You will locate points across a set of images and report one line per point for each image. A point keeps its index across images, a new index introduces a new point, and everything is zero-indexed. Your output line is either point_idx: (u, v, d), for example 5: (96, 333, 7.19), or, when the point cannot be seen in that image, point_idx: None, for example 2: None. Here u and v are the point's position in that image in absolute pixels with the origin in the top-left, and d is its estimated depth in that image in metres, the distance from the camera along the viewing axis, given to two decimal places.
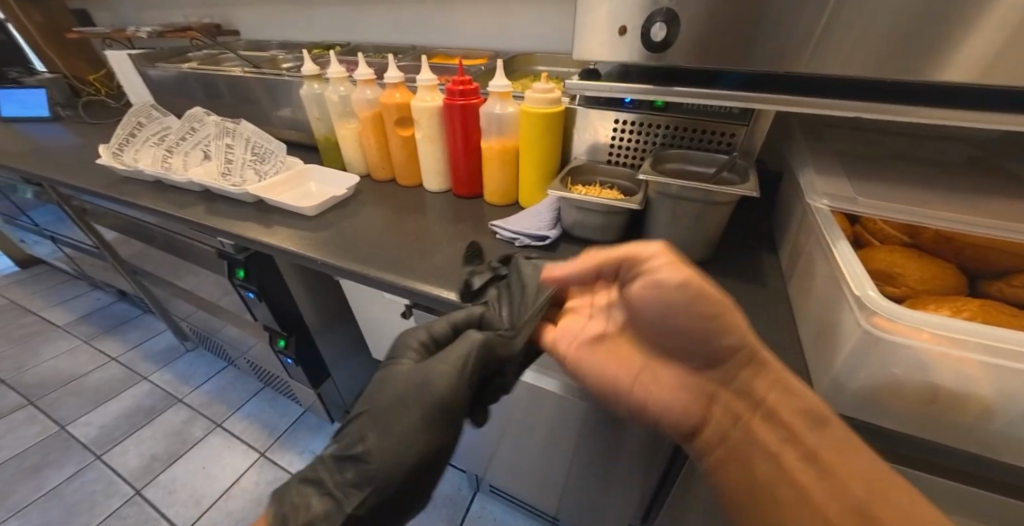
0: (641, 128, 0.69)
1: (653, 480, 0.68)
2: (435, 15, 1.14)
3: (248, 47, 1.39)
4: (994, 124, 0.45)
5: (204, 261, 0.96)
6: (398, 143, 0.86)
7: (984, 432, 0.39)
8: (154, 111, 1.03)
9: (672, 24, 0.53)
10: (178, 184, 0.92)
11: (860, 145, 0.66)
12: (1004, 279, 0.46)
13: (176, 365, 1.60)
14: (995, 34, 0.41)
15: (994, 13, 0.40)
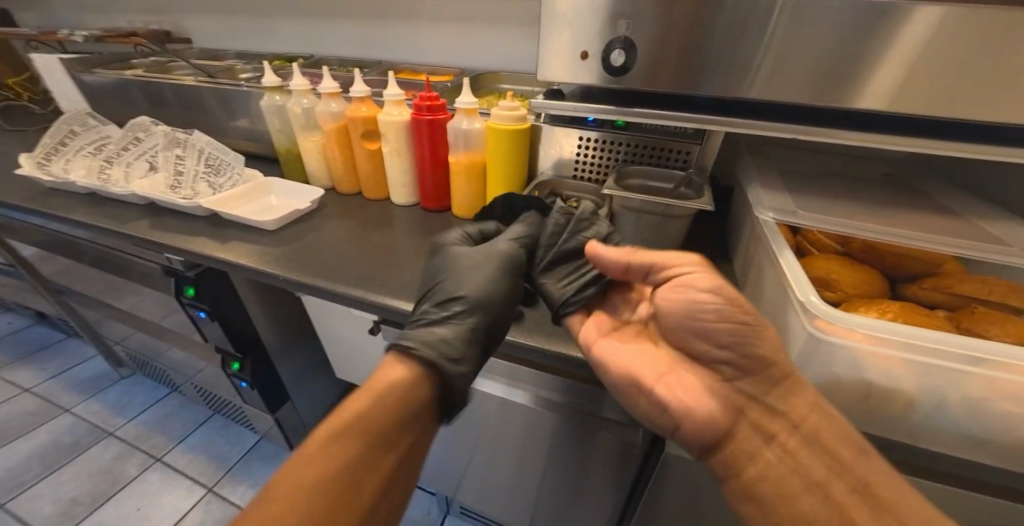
0: (604, 145, 0.73)
1: (624, 487, 0.69)
2: (400, 31, 1.15)
3: (200, 56, 1.34)
4: (906, 147, 0.52)
5: (146, 279, 0.89)
6: (363, 157, 0.85)
7: (912, 423, 0.43)
8: (91, 119, 0.96)
9: (630, 50, 0.57)
10: (118, 197, 0.85)
11: (799, 164, 0.73)
12: (918, 281, 0.53)
13: (106, 395, 1.45)
14: (900, 70, 0.48)
15: (898, 53, 0.47)
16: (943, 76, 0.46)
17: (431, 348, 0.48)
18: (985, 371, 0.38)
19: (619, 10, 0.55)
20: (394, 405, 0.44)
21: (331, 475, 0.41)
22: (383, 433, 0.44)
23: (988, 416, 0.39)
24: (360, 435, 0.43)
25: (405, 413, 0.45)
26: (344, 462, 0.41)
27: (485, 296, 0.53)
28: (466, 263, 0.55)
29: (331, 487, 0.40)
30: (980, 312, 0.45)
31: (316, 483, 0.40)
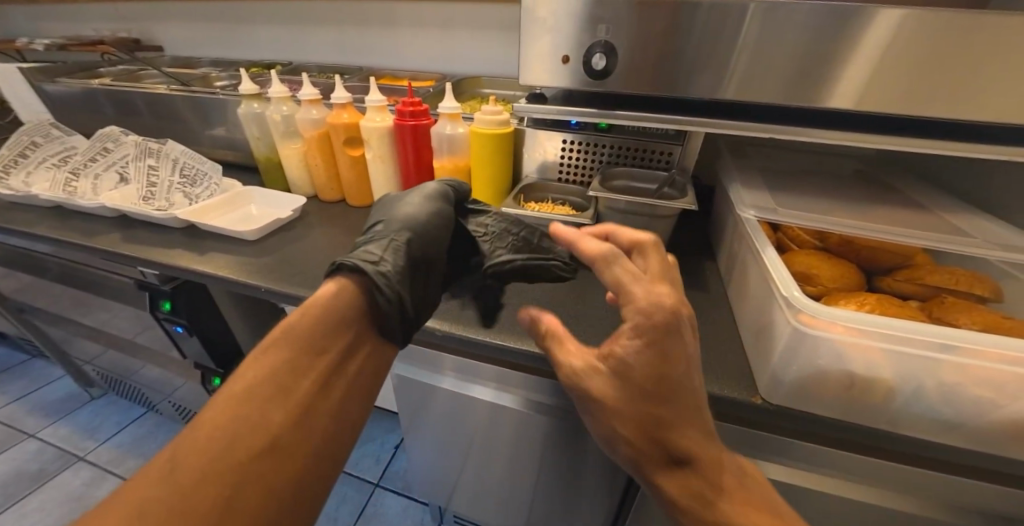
0: (587, 148, 0.74)
1: (618, 486, 0.69)
2: (380, 38, 1.14)
3: (172, 64, 1.30)
4: (875, 144, 0.54)
5: (117, 294, 0.86)
6: (346, 163, 0.84)
7: (893, 411, 0.44)
8: (55, 129, 0.92)
9: (610, 55, 0.58)
10: (86, 210, 0.82)
11: (776, 163, 0.75)
12: (891, 273, 0.55)
13: (75, 417, 1.38)
14: (866, 72, 0.50)
15: (863, 55, 0.49)
16: (907, 75, 0.49)
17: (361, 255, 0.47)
18: (958, 358, 0.40)
19: (599, 15, 0.56)
20: (323, 317, 0.43)
21: (260, 383, 0.39)
22: (314, 338, 0.42)
23: (961, 399, 0.41)
24: (287, 345, 0.41)
25: (335, 320, 0.43)
26: (274, 367, 0.40)
27: (413, 230, 0.53)
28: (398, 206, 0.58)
29: (259, 391, 0.39)
30: (948, 302, 0.47)
31: (244, 391, 0.38)
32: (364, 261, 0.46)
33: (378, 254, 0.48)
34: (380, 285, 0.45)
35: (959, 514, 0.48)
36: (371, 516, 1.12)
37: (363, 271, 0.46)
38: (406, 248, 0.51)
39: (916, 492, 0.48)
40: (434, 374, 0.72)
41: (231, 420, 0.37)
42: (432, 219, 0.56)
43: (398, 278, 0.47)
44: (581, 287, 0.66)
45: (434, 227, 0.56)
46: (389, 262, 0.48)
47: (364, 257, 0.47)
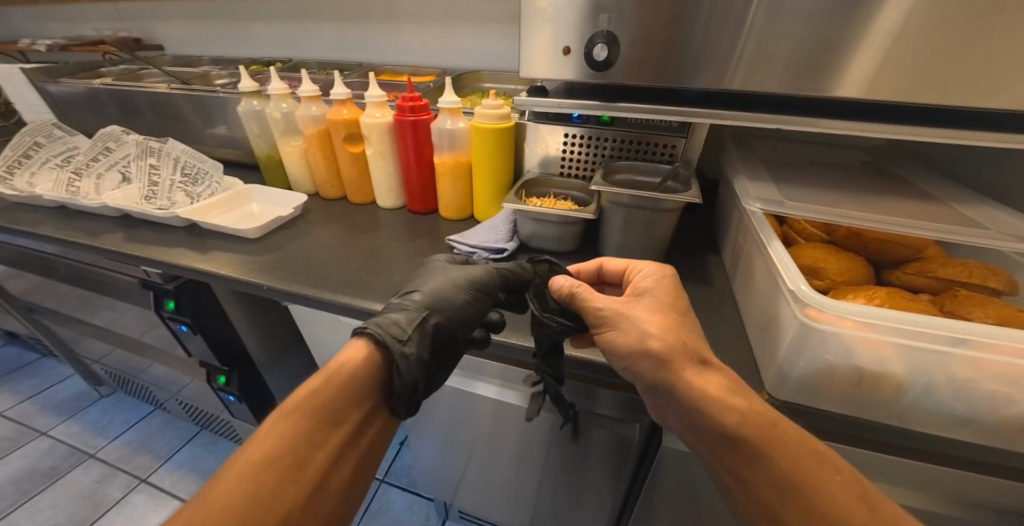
0: (589, 141, 0.73)
1: (623, 484, 0.69)
2: (379, 33, 1.13)
3: (172, 63, 1.30)
4: (884, 133, 0.53)
5: (123, 293, 0.86)
6: (347, 160, 0.83)
7: (903, 407, 0.43)
8: (57, 130, 0.92)
9: (612, 45, 0.57)
10: (89, 209, 0.82)
11: (783, 154, 0.74)
12: (901, 266, 0.53)
13: (85, 415, 1.40)
14: (873, 60, 0.49)
15: (870, 43, 0.48)
16: (917, 61, 0.47)
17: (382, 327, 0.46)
18: (971, 352, 0.39)
19: (600, 4, 0.55)
20: (349, 388, 0.43)
21: (284, 444, 0.39)
22: (337, 406, 0.42)
23: (974, 394, 0.40)
24: (311, 414, 0.41)
25: (356, 391, 0.44)
26: (295, 439, 0.40)
27: (442, 302, 0.50)
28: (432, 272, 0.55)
29: (283, 451, 0.39)
30: (960, 295, 0.46)
31: (251, 486, 0.37)
32: (388, 336, 0.45)
33: (404, 328, 0.46)
34: (399, 367, 0.44)
35: (970, 510, 0.47)
36: (377, 511, 1.13)
37: (387, 346, 0.45)
38: (428, 323, 0.48)
39: (927, 488, 0.47)
40: None
41: (250, 506, 0.36)
42: (458, 286, 0.52)
43: (417, 360, 0.46)
44: None
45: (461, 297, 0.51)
46: (414, 345, 0.46)
47: (392, 329, 0.46)
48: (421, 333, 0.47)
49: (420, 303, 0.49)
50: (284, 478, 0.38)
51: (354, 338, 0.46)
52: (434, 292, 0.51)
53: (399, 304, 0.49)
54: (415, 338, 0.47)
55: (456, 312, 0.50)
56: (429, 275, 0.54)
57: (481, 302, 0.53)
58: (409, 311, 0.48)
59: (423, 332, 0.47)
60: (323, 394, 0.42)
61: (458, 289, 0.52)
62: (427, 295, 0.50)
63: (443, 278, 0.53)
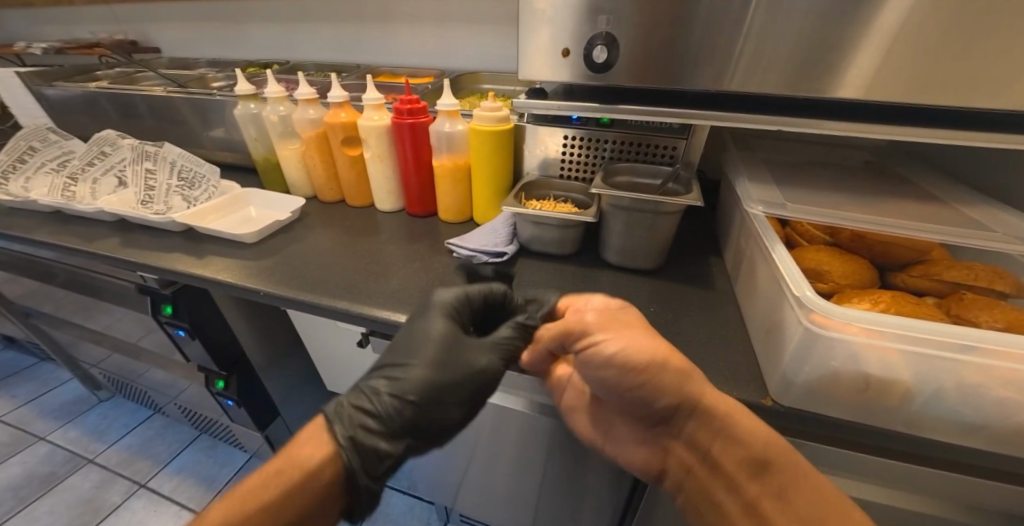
0: (589, 143, 0.72)
1: (624, 488, 0.68)
2: (377, 34, 1.12)
3: (169, 65, 1.29)
4: (885, 135, 0.52)
5: (120, 299, 0.85)
6: (345, 163, 0.83)
7: (910, 413, 0.42)
8: (52, 134, 0.91)
9: (612, 47, 0.56)
10: (85, 214, 0.81)
11: (784, 155, 0.73)
12: (906, 269, 0.53)
13: (83, 419, 1.39)
14: (874, 61, 0.48)
15: (870, 45, 0.47)
16: (920, 62, 0.46)
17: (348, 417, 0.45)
18: (978, 359, 0.38)
19: (599, 6, 0.55)
20: (302, 476, 0.42)
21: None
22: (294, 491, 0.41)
23: (982, 400, 0.39)
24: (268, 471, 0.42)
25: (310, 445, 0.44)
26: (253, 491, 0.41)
27: (422, 376, 0.46)
28: (424, 326, 0.49)
29: (240, 508, 0.40)
30: (967, 298, 0.45)
31: None
32: (344, 432, 0.44)
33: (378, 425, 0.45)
34: (353, 459, 0.44)
35: (976, 514, 0.47)
36: (378, 515, 1.12)
37: (340, 454, 0.43)
38: (397, 410, 0.46)
39: (932, 493, 0.47)
40: None
41: None
42: (442, 356, 0.47)
43: (380, 449, 0.45)
44: (584, 286, 0.65)
45: (446, 366, 0.47)
46: (381, 454, 0.45)
47: (358, 423, 0.45)
48: (397, 424, 0.46)
49: (395, 391, 0.46)
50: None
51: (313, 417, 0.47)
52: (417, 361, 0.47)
53: (374, 386, 0.46)
54: (378, 423, 0.46)
55: (438, 384, 0.47)
56: (418, 337, 0.48)
57: (468, 362, 0.48)
58: (381, 401, 0.46)
59: (388, 419, 0.46)
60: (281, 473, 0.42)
61: (439, 351, 0.47)
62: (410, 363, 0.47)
63: (432, 345, 0.48)
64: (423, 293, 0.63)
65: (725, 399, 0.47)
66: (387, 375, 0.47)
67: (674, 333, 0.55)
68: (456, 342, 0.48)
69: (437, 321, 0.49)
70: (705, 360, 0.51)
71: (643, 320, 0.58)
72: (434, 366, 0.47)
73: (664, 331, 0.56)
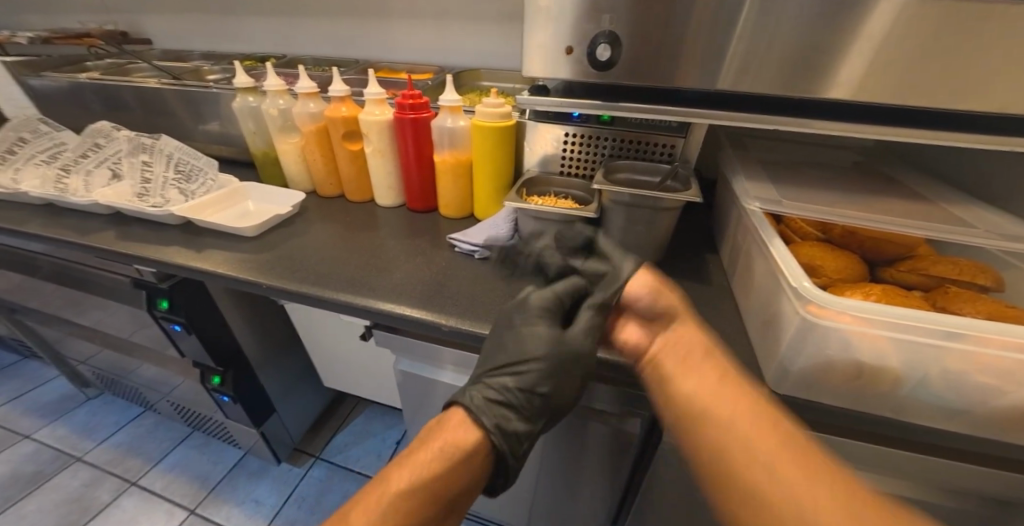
0: (587, 141, 0.73)
1: (625, 481, 0.70)
2: (374, 29, 1.12)
3: (161, 57, 1.27)
4: (875, 134, 0.54)
5: (114, 294, 0.84)
6: (346, 158, 0.83)
7: (898, 399, 0.44)
8: (42, 125, 0.90)
9: (614, 45, 0.57)
10: (78, 207, 0.80)
11: (779, 155, 0.75)
12: (894, 264, 0.55)
13: (71, 417, 1.37)
14: (864, 66, 0.50)
15: (860, 49, 0.49)
16: (908, 65, 0.48)
17: (490, 413, 0.50)
18: (965, 345, 0.40)
19: (603, 5, 0.55)
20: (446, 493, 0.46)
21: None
22: (419, 518, 0.45)
23: (964, 385, 0.41)
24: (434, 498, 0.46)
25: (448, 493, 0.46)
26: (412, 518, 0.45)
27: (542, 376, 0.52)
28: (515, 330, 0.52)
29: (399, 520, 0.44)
30: (953, 292, 0.47)
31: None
32: (490, 419, 0.50)
33: (509, 420, 0.51)
34: (503, 457, 0.50)
35: (959, 498, 0.49)
36: None
37: (491, 440, 0.49)
38: (522, 394, 0.52)
39: (918, 478, 0.49)
40: (435, 370, 0.67)
41: None
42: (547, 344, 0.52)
43: (522, 435, 0.51)
44: None
45: (562, 360, 0.52)
46: (519, 428, 0.51)
47: (500, 415, 0.51)
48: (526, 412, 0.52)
49: (522, 386, 0.52)
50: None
51: (448, 409, 0.52)
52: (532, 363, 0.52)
53: (502, 384, 0.52)
54: (515, 411, 0.52)
55: (555, 376, 0.52)
56: (521, 343, 0.52)
57: (576, 355, 0.52)
58: (508, 394, 0.52)
59: (524, 407, 0.52)
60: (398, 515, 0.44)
61: (552, 358, 0.52)
62: (533, 358, 0.52)
63: (534, 348, 0.52)
64: (427, 287, 0.63)
65: None
66: (501, 372, 0.52)
67: None
68: (559, 339, 0.52)
69: (535, 321, 0.53)
70: None
71: None
72: (555, 358, 0.52)
73: None
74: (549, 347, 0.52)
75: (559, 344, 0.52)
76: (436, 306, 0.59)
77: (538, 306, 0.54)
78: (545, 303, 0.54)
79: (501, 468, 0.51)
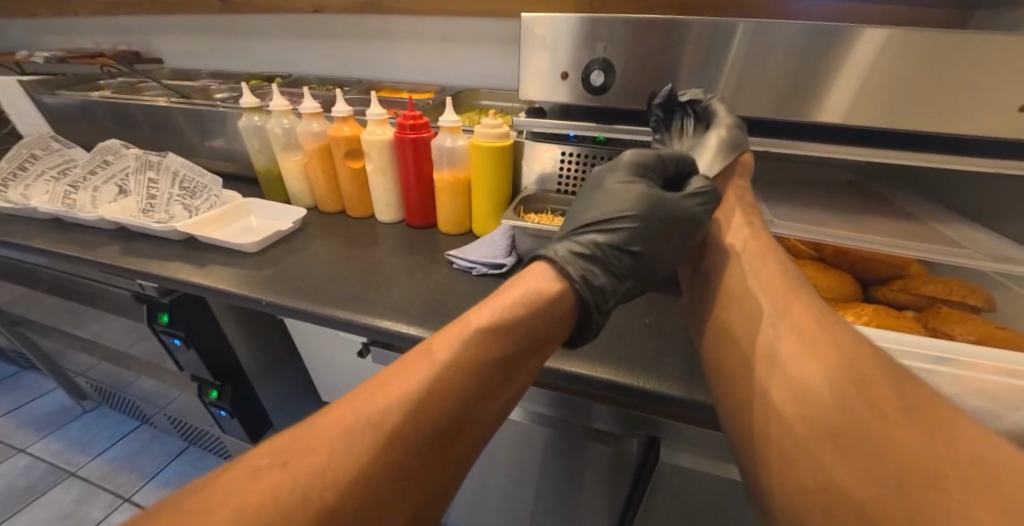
0: (586, 159, 0.71)
1: (622, 500, 0.69)
2: (378, 49, 1.15)
3: (171, 76, 1.31)
4: (866, 157, 0.55)
5: (116, 308, 0.85)
6: (347, 175, 0.84)
7: None
8: (54, 142, 0.92)
9: (608, 71, 0.59)
10: (84, 222, 0.81)
11: (773, 173, 0.76)
12: (886, 284, 0.55)
13: (66, 431, 1.36)
14: (852, 91, 0.51)
15: (848, 75, 0.51)
16: (896, 90, 0.50)
17: (572, 265, 0.46)
18: (954, 369, 0.40)
19: (596, 33, 0.57)
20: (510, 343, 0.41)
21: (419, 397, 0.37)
22: (480, 378, 0.39)
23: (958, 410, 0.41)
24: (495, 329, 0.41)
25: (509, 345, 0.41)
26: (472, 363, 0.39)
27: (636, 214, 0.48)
28: (615, 186, 0.50)
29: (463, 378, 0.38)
30: (943, 312, 0.48)
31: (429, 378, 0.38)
32: (575, 270, 0.45)
33: (598, 276, 0.46)
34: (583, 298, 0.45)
35: None
36: None
37: (576, 289, 0.45)
38: (610, 242, 0.48)
39: None
40: None
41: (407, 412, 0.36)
42: (643, 196, 0.49)
43: (608, 292, 0.47)
44: None
45: (658, 207, 0.48)
46: (603, 281, 0.46)
47: (586, 269, 0.46)
48: (614, 268, 0.48)
49: (614, 243, 0.48)
50: (341, 523, 0.32)
51: (528, 265, 0.48)
52: (628, 213, 0.48)
53: (589, 239, 0.48)
54: (600, 267, 0.47)
55: (649, 234, 0.48)
56: (610, 188, 0.50)
57: (673, 206, 0.48)
58: (596, 253, 0.47)
59: (612, 263, 0.48)
60: (475, 363, 0.39)
61: (647, 215, 0.48)
62: (626, 214, 0.48)
63: (623, 185, 0.50)
64: (424, 303, 0.64)
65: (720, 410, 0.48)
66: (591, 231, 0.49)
67: (671, 344, 0.57)
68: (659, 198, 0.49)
69: (629, 174, 0.51)
70: (697, 372, 0.52)
71: (639, 332, 0.59)
72: (652, 212, 0.48)
73: (660, 342, 0.57)
74: (648, 204, 0.48)
75: (658, 202, 0.48)
76: (433, 322, 0.60)
77: (631, 169, 0.51)
78: (639, 165, 0.51)
79: (585, 323, 0.46)
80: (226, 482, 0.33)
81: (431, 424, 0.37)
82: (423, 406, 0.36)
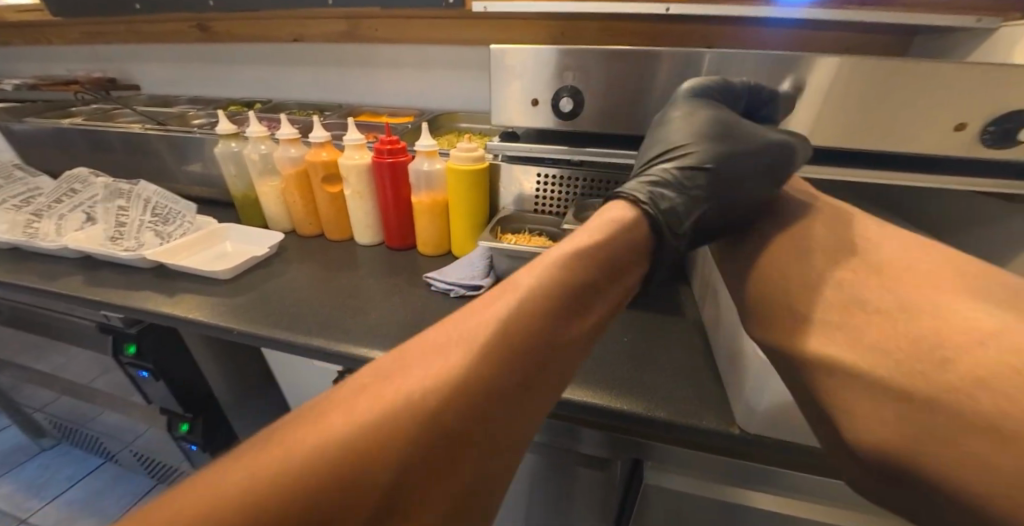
0: (560, 180, 0.75)
1: (611, 524, 0.67)
2: (358, 75, 1.17)
3: (147, 102, 1.30)
4: (827, 176, 0.57)
5: (80, 340, 0.82)
6: (325, 200, 0.84)
7: None
8: (21, 171, 0.91)
9: (577, 98, 0.61)
10: (49, 252, 0.79)
11: None
12: None
13: (23, 472, 1.29)
14: (811, 115, 0.54)
15: (807, 101, 0.53)
16: (852, 114, 0.52)
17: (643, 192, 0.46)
18: None
19: (566, 62, 0.59)
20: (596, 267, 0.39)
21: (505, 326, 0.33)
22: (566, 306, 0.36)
23: None
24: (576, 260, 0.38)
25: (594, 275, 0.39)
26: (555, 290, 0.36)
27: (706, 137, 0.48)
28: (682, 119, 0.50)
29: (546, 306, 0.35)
30: None
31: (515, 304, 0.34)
32: (645, 195, 0.46)
33: (670, 200, 0.46)
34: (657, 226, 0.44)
35: None
36: None
37: (649, 212, 0.45)
38: (687, 174, 0.47)
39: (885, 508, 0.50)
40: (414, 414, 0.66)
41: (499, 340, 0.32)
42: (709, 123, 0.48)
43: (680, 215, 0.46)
44: None
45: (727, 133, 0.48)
46: (676, 205, 0.46)
47: (657, 194, 0.46)
48: (692, 194, 0.46)
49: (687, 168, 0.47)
50: (432, 453, 0.28)
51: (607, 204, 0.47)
52: (698, 140, 0.48)
53: (660, 167, 0.48)
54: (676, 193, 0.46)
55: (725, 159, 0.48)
56: (673, 117, 0.50)
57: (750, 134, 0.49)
58: (671, 177, 0.47)
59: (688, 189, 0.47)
60: (556, 291, 0.36)
61: (717, 140, 0.48)
62: (692, 140, 0.48)
63: (687, 112, 0.50)
64: (401, 327, 0.63)
65: (697, 428, 0.48)
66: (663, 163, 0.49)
67: (649, 362, 0.57)
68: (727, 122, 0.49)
69: (692, 104, 0.50)
70: (675, 391, 0.53)
71: (617, 351, 0.60)
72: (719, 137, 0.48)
73: (638, 361, 0.58)
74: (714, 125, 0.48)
75: (726, 125, 0.48)
76: None
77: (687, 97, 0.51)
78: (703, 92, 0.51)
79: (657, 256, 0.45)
80: (277, 434, 0.27)
81: (494, 357, 0.32)
82: (512, 331, 0.33)
